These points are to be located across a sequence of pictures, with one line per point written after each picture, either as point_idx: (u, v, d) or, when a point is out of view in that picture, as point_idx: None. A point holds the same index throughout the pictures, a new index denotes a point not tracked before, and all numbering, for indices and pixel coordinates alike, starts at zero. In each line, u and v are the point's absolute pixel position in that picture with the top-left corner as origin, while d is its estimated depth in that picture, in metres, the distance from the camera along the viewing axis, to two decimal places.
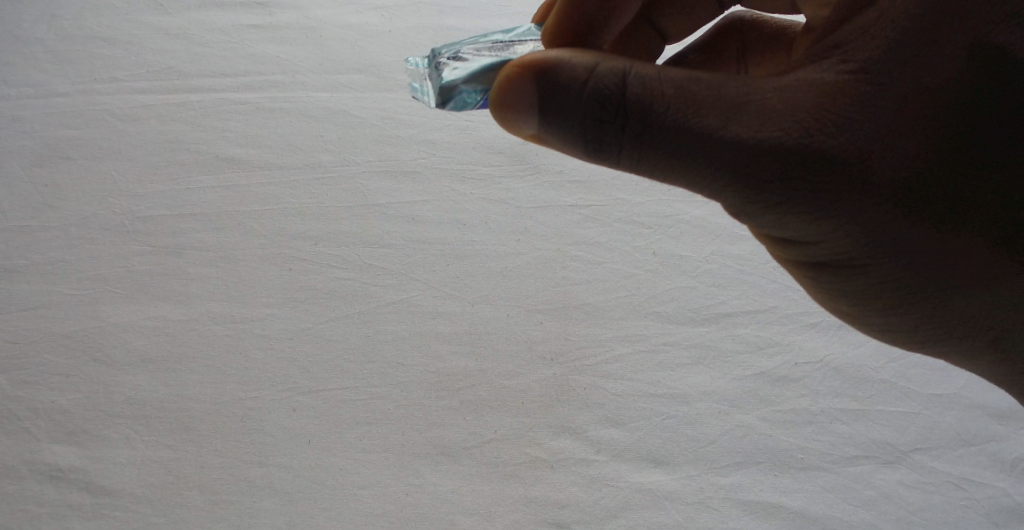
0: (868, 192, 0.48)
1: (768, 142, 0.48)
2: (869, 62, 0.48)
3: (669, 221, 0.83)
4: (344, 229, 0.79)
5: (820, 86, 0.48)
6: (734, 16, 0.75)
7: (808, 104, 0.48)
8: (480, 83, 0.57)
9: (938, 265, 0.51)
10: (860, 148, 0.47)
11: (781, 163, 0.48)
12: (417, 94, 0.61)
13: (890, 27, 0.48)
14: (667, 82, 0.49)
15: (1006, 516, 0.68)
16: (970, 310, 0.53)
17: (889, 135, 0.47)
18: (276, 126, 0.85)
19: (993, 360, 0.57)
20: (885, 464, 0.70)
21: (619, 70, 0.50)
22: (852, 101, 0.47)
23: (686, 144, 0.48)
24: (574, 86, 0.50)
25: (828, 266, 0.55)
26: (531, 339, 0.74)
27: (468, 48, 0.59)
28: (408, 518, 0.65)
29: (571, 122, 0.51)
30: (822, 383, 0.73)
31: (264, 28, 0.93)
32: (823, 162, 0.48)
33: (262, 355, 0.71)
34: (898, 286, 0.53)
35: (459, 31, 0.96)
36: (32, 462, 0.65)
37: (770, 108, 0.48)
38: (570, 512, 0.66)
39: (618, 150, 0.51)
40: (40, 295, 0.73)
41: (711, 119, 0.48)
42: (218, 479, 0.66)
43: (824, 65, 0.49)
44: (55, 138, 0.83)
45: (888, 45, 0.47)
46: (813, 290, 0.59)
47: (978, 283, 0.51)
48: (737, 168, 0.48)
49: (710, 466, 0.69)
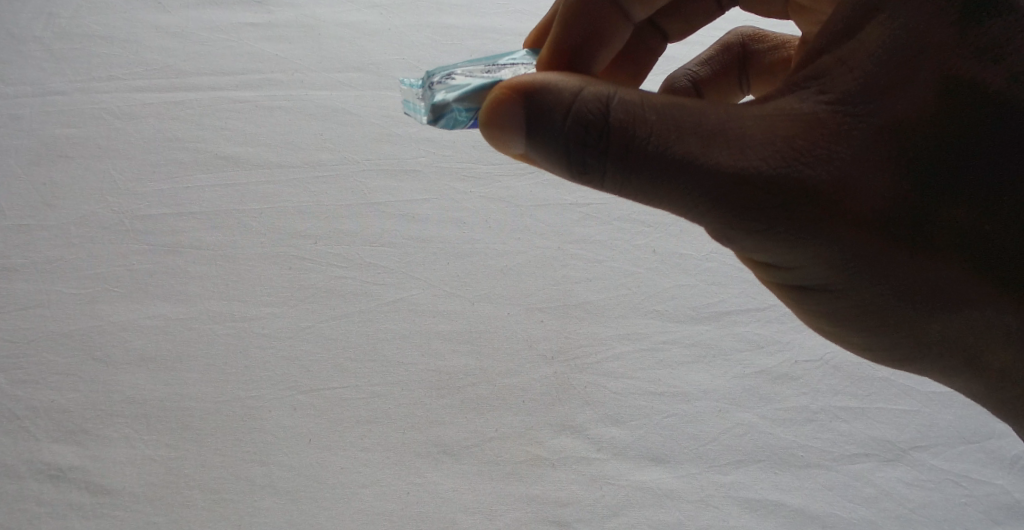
0: (852, 220, 0.47)
1: (751, 170, 0.47)
2: (847, 94, 0.48)
3: (669, 219, 0.83)
4: (343, 228, 0.79)
5: (801, 115, 0.48)
6: (736, 36, 0.77)
7: (789, 132, 0.48)
8: (473, 103, 0.57)
9: (925, 295, 0.49)
10: (842, 177, 0.47)
11: (765, 191, 0.47)
12: (409, 110, 0.61)
13: (868, 59, 0.48)
14: (650, 108, 0.48)
15: (1004, 513, 0.69)
16: (955, 339, 0.52)
17: (870, 165, 0.47)
18: (275, 125, 0.85)
19: (983, 389, 0.55)
20: (884, 462, 0.70)
21: (603, 95, 0.49)
22: (832, 131, 0.47)
23: (669, 169, 0.47)
24: (558, 111, 0.49)
25: (815, 294, 0.53)
26: (532, 338, 0.74)
27: (461, 69, 0.59)
28: (410, 516, 0.65)
29: (555, 145, 0.50)
30: (821, 381, 0.74)
31: (262, 26, 0.93)
32: (807, 190, 0.47)
33: (262, 354, 0.71)
34: (884, 315, 0.52)
35: (458, 29, 0.95)
36: (30, 462, 0.65)
37: (751, 136, 0.47)
38: (571, 510, 0.66)
39: (601, 174, 0.50)
40: (38, 294, 0.73)
41: (694, 146, 0.47)
42: (218, 478, 0.65)
43: (803, 95, 0.49)
44: (52, 137, 0.83)
45: (865, 77, 0.48)
46: (801, 315, 0.58)
47: (965, 314, 0.50)
48: (720, 195, 0.47)
49: (710, 464, 0.69)
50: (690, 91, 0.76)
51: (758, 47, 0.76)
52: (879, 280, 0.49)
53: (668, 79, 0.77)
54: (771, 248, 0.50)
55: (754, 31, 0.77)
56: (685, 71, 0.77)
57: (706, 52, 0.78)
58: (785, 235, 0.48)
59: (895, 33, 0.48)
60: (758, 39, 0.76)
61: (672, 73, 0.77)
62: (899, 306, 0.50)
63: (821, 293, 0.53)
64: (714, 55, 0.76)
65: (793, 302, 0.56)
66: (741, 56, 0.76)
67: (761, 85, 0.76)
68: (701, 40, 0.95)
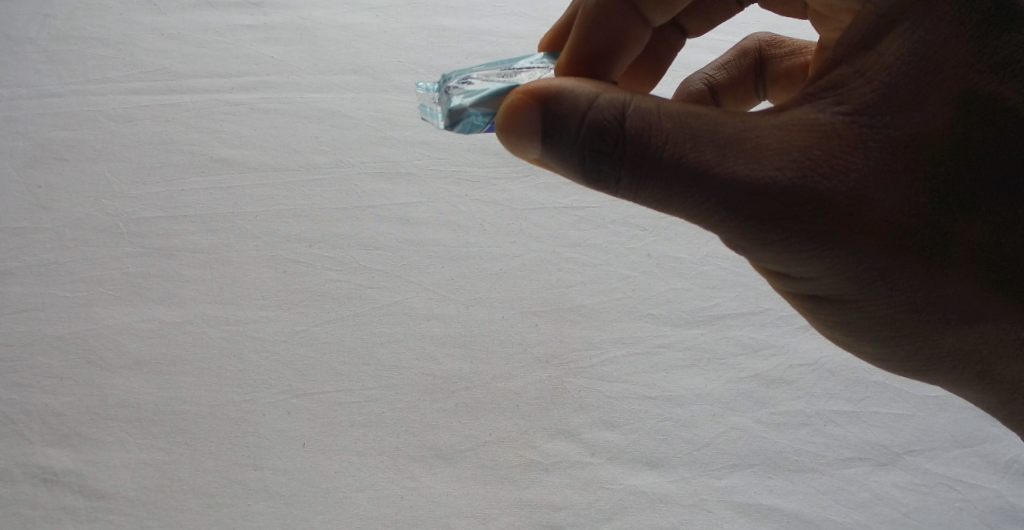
0: (865, 231, 0.47)
1: (766, 180, 0.47)
2: (864, 105, 0.48)
3: (664, 223, 0.83)
4: (338, 231, 0.79)
5: (817, 125, 0.48)
6: (754, 41, 0.77)
7: (805, 143, 0.47)
8: (490, 108, 0.57)
9: (936, 307, 0.49)
10: (856, 188, 0.47)
11: (778, 202, 0.47)
12: (427, 116, 0.60)
13: (885, 72, 0.48)
14: (666, 116, 0.49)
15: (999, 517, 0.68)
16: (965, 349, 0.52)
17: (885, 177, 0.47)
18: (270, 127, 0.85)
19: (991, 398, 0.55)
20: (879, 466, 0.70)
21: (619, 102, 0.50)
22: (848, 142, 0.47)
23: (683, 178, 0.48)
24: (574, 117, 0.50)
25: (825, 301, 0.53)
26: (526, 341, 0.74)
27: (477, 74, 0.59)
28: (404, 520, 0.65)
29: (570, 151, 0.51)
30: (816, 385, 0.74)
31: (259, 28, 0.93)
32: (820, 201, 0.47)
33: (256, 358, 0.71)
34: (894, 324, 0.52)
35: (454, 32, 0.95)
36: (25, 465, 0.65)
37: (766, 147, 0.47)
38: (565, 514, 0.66)
39: (615, 181, 0.50)
40: (33, 298, 0.73)
41: (709, 155, 0.47)
42: (213, 482, 0.65)
43: (820, 106, 0.49)
44: (47, 139, 0.83)
45: (883, 90, 0.48)
46: (811, 320, 0.58)
47: (975, 326, 0.50)
48: (733, 205, 0.47)
49: (705, 468, 0.69)
50: (707, 96, 0.76)
51: (776, 53, 0.76)
52: (892, 291, 0.49)
53: (685, 83, 0.77)
54: (785, 258, 0.50)
55: (771, 36, 0.77)
56: (702, 75, 0.77)
57: (723, 56, 0.78)
58: (797, 245, 0.48)
59: (913, 46, 0.47)
60: (775, 45, 0.76)
61: (689, 77, 0.77)
62: (912, 317, 0.50)
63: (834, 301, 0.53)
64: (730, 60, 0.76)
65: (806, 309, 0.56)
66: (757, 62, 0.76)
67: (777, 91, 0.75)
68: (699, 42, 0.95)
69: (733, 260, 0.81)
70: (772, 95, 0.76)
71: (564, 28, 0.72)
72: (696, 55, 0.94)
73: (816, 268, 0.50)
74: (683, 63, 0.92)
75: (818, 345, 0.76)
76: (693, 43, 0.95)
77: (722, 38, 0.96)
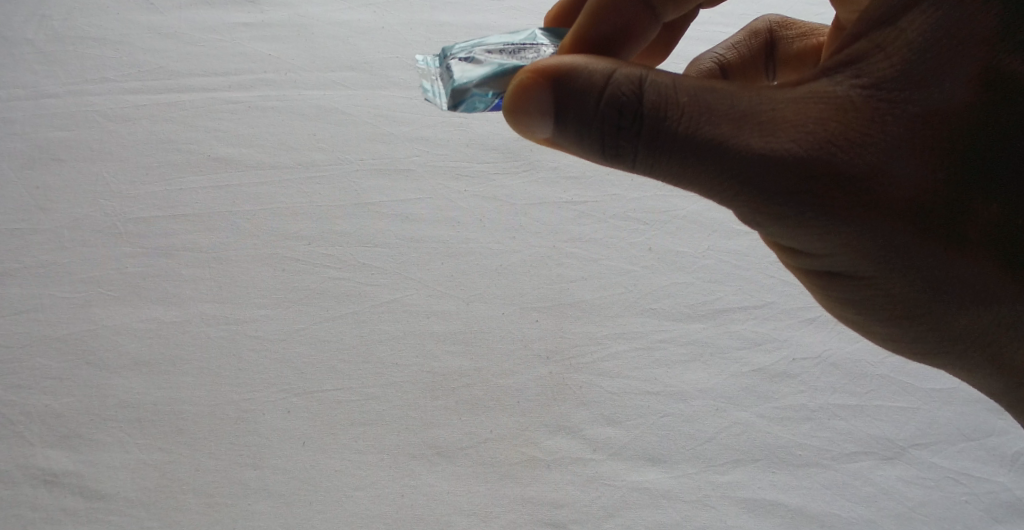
0: (879, 208, 0.46)
1: (779, 156, 0.46)
2: (881, 79, 0.47)
3: (664, 217, 0.83)
4: (338, 228, 0.78)
5: (835, 98, 0.47)
6: (764, 21, 0.76)
7: (822, 115, 0.47)
8: (492, 88, 0.56)
9: (949, 287, 0.49)
10: (871, 163, 0.46)
11: (791, 175, 0.46)
12: (428, 94, 0.60)
13: (907, 47, 0.47)
14: (682, 92, 0.48)
15: (1006, 512, 0.68)
16: (976, 329, 0.51)
17: (902, 152, 0.46)
18: (268, 125, 0.85)
19: (1006, 381, 0.55)
20: (884, 460, 0.69)
21: (635, 77, 0.49)
22: (863, 116, 0.46)
23: (697, 150, 0.47)
24: (587, 92, 0.49)
25: (836, 276, 0.53)
26: (527, 338, 0.73)
27: (480, 50, 0.58)
28: (405, 518, 0.65)
29: (583, 127, 0.50)
30: (820, 379, 0.73)
31: (255, 26, 0.93)
32: (835, 176, 0.46)
33: (255, 356, 0.70)
34: (904, 302, 0.51)
35: (452, 27, 0.95)
36: (26, 466, 0.65)
37: (780, 120, 0.47)
38: (567, 512, 0.65)
39: (631, 156, 0.50)
40: (31, 299, 0.73)
41: (724, 128, 0.47)
42: (212, 482, 0.65)
43: (838, 79, 0.48)
44: (44, 139, 0.82)
45: (903, 65, 0.46)
46: (818, 295, 0.57)
47: (988, 306, 0.49)
48: (746, 180, 0.47)
49: (708, 464, 0.68)
50: (716, 74, 0.75)
51: (786, 34, 0.76)
52: (905, 269, 0.48)
53: (694, 62, 0.75)
54: (799, 233, 0.49)
55: (781, 18, 0.77)
56: (711, 54, 0.75)
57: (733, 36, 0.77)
58: (812, 220, 0.48)
59: (937, 21, 0.46)
60: (785, 26, 0.76)
61: (698, 57, 0.76)
62: (927, 297, 0.50)
63: (848, 279, 0.52)
64: (740, 40, 0.76)
65: (817, 285, 0.56)
66: (767, 43, 0.76)
67: (788, 72, 0.75)
68: (699, 34, 0.94)
69: (734, 254, 0.80)
70: (783, 76, 0.76)
71: (569, 7, 0.71)
72: (696, 47, 0.93)
73: (829, 243, 0.49)
74: (682, 55, 0.91)
75: (822, 338, 0.75)
76: (693, 35, 0.94)
77: (721, 29, 0.95)
